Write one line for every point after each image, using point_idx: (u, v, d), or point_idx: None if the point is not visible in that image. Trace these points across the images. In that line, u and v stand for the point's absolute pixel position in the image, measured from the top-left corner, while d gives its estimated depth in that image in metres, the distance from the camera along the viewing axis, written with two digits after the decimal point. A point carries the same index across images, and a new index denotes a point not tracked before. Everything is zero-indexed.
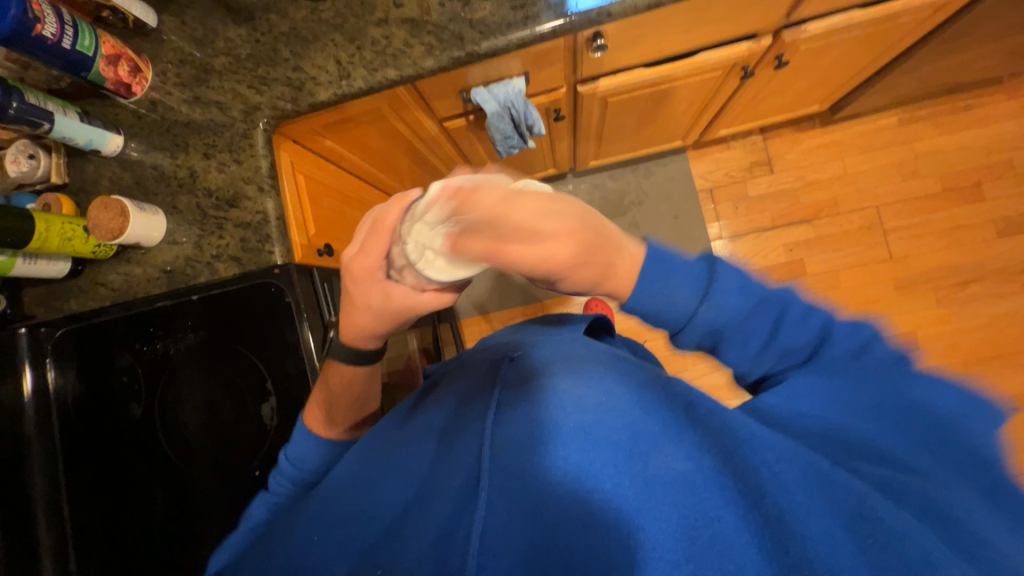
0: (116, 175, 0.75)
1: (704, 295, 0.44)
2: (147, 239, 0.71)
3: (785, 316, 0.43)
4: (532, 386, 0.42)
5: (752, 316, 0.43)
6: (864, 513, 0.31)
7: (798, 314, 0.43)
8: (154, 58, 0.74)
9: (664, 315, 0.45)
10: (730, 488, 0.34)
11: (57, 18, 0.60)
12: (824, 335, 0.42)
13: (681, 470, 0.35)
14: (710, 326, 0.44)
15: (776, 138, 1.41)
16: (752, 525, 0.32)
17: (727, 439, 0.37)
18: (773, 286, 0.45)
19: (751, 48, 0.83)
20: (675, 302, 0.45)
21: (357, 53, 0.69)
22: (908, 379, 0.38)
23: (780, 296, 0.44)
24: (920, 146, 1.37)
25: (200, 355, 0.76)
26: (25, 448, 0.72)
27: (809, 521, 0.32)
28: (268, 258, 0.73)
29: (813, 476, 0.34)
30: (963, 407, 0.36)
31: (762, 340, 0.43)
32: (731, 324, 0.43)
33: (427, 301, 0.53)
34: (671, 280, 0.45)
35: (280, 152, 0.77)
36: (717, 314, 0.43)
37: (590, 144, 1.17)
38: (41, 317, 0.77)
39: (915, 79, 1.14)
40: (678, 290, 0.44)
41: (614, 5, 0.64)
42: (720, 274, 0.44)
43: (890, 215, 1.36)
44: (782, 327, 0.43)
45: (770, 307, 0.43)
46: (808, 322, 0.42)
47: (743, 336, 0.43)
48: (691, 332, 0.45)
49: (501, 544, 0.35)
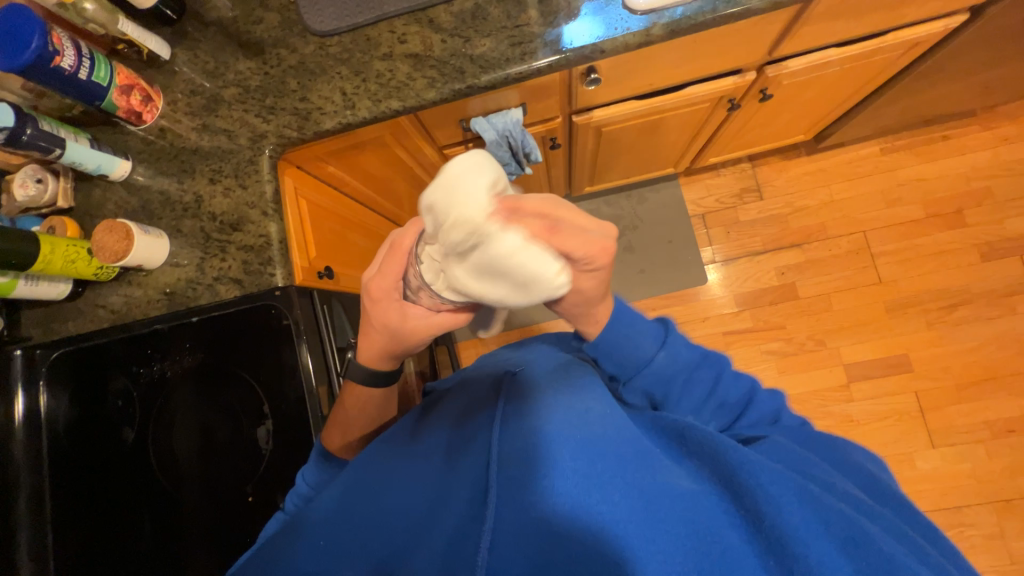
0: (121, 199, 0.76)
1: (662, 345, 0.52)
2: (150, 261, 0.72)
3: (721, 375, 0.53)
4: (535, 408, 0.47)
5: (697, 371, 0.52)
6: (856, 538, 0.33)
7: (730, 378, 0.53)
8: (166, 88, 0.77)
9: (628, 354, 0.52)
10: (731, 511, 0.37)
11: (75, 51, 0.63)
12: (750, 396, 0.52)
13: (684, 488, 0.38)
14: (666, 373, 0.51)
15: (764, 166, 1.46)
16: (754, 546, 0.35)
17: (723, 464, 0.39)
18: (712, 351, 0.55)
19: (736, 82, 0.87)
20: (638, 347, 0.52)
21: (362, 85, 0.73)
22: (818, 434, 0.48)
23: (718, 362, 0.54)
24: (902, 174, 1.42)
25: (198, 378, 0.77)
26: (13, 474, 0.70)
27: (813, 546, 0.33)
28: (269, 280, 0.73)
29: (806, 498, 0.35)
30: (861, 457, 0.46)
31: (703, 394, 0.52)
32: (682, 373, 0.52)
33: (443, 321, 0.54)
34: (637, 325, 0.53)
35: (284, 177, 0.78)
36: (672, 362, 0.52)
37: (585, 171, 1.20)
38: (37, 339, 0.76)
39: (893, 111, 1.20)
40: (642, 335, 0.52)
41: (607, 43, 0.68)
42: (673, 330, 0.54)
43: (878, 240, 1.40)
44: (718, 386, 0.52)
45: (709, 368, 0.53)
46: (737, 383, 0.53)
47: (690, 384, 0.52)
48: (649, 376, 0.52)
49: (511, 554, 0.38)
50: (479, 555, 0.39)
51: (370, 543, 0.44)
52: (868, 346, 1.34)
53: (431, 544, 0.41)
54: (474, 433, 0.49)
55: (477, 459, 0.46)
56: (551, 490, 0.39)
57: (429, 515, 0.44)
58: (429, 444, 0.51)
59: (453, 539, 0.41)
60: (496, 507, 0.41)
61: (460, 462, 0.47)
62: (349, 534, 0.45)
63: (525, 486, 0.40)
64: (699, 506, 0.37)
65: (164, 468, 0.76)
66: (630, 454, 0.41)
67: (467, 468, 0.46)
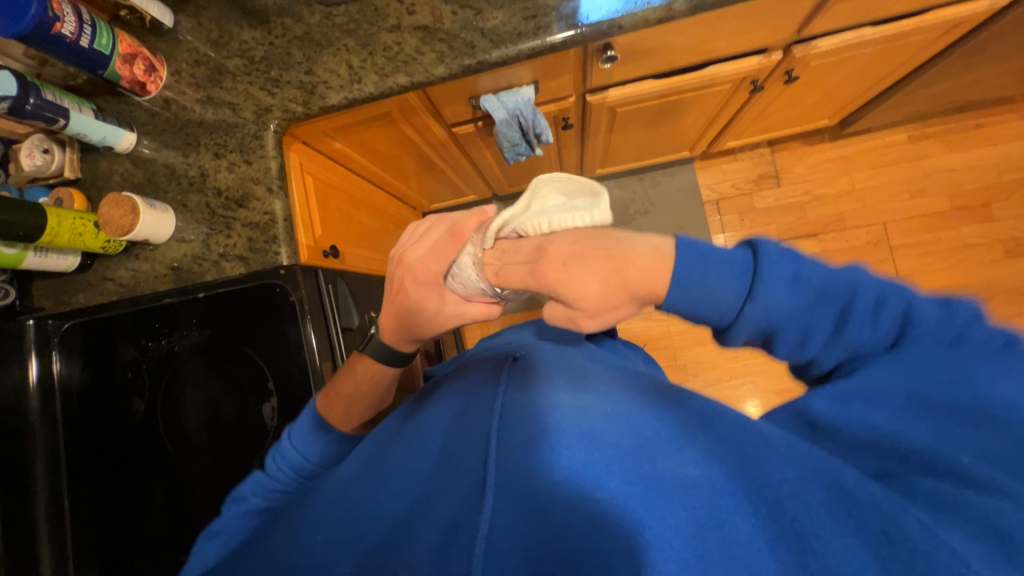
0: (127, 171, 0.75)
1: (749, 295, 0.39)
2: (156, 237, 0.72)
3: (853, 308, 0.37)
4: (535, 396, 0.46)
5: (811, 309, 0.38)
6: (888, 532, 0.31)
7: (869, 305, 0.37)
8: (170, 58, 0.76)
9: (699, 318, 0.42)
10: (743, 497, 0.35)
11: (76, 16, 0.61)
12: (908, 325, 0.36)
13: (691, 475, 0.37)
14: (764, 324, 0.39)
15: (784, 152, 1.41)
16: (766, 533, 0.33)
17: (756, 450, 0.37)
18: (837, 269, 0.39)
19: (761, 62, 0.83)
20: (718, 302, 0.40)
21: (369, 59, 0.70)
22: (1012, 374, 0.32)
23: (844, 287, 0.38)
24: (930, 164, 1.37)
25: (202, 352, 0.77)
26: (30, 440, 0.72)
27: (832, 543, 0.31)
28: (273, 259, 0.72)
29: (832, 491, 0.34)
30: None
31: (825, 336, 0.39)
32: (787, 321, 0.39)
33: (473, 312, 0.52)
34: (709, 277, 0.40)
35: (290, 152, 0.77)
36: (768, 311, 0.39)
37: (597, 153, 1.17)
38: (52, 310, 0.76)
39: (924, 97, 1.14)
40: (719, 285, 0.40)
41: (625, 18, 0.64)
42: (764, 270, 0.39)
43: (897, 232, 1.35)
44: (848, 322, 0.37)
45: (832, 297, 0.38)
46: (883, 310, 0.37)
47: (803, 330, 0.39)
48: (739, 333, 0.41)
49: (503, 547, 0.37)
50: (472, 547, 0.37)
51: (368, 530, 0.44)
52: None
53: (420, 537, 0.40)
54: (476, 419, 0.48)
55: (474, 446, 0.45)
56: (552, 474, 0.38)
57: (422, 504, 0.43)
58: (428, 430, 0.50)
59: (443, 530, 0.40)
60: (491, 499, 0.40)
61: (455, 449, 0.46)
62: (347, 524, 0.45)
63: (522, 475, 0.39)
64: (710, 495, 0.35)
65: (173, 437, 0.77)
66: (629, 445, 0.39)
67: (464, 454, 0.45)
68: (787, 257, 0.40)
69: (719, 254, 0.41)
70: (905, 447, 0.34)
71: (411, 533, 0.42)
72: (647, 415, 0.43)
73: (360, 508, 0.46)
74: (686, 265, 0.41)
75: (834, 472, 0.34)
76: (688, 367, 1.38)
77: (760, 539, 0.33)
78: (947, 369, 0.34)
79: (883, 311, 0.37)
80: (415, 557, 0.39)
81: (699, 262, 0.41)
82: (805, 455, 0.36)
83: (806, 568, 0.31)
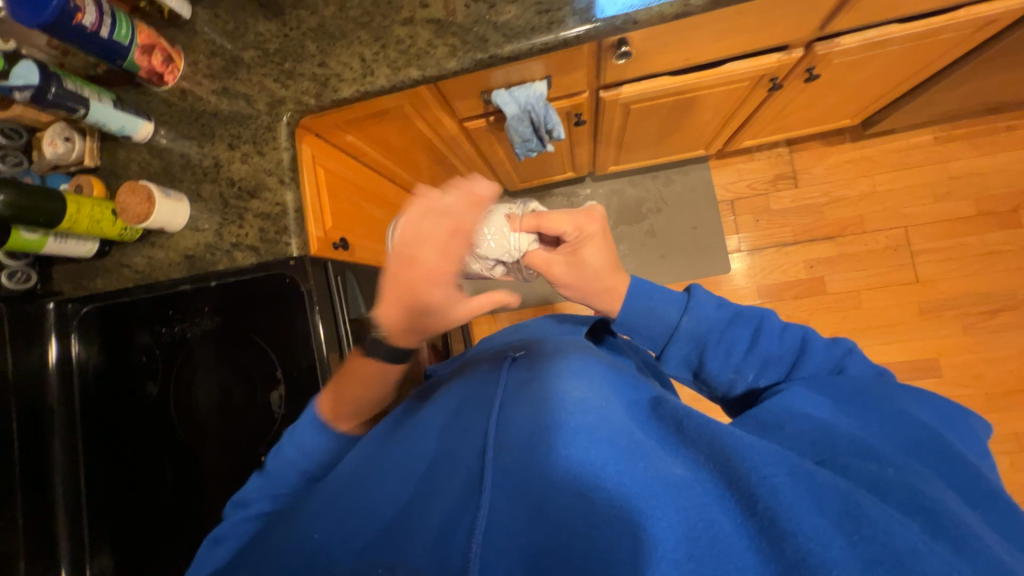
0: (144, 160, 0.77)
1: (685, 309, 0.55)
2: (171, 225, 0.73)
3: (762, 330, 0.53)
4: (532, 393, 0.48)
5: (732, 328, 0.54)
6: (850, 508, 0.32)
7: (774, 330, 0.52)
8: (187, 49, 0.76)
9: (647, 325, 0.57)
10: (726, 497, 0.36)
11: (97, 8, 0.62)
12: (802, 349, 0.51)
13: (678, 475, 0.38)
14: (694, 334, 0.54)
15: (803, 152, 1.37)
16: (747, 529, 0.34)
17: (719, 448, 0.38)
18: (751, 308, 0.55)
19: (781, 60, 0.81)
20: (660, 317, 0.56)
21: (382, 52, 0.70)
22: (897, 396, 0.43)
23: (755, 315, 0.54)
24: (956, 167, 1.32)
25: (213, 339, 0.78)
26: (49, 420, 0.75)
27: (804, 522, 0.32)
28: (284, 249, 0.73)
29: (799, 477, 0.34)
30: (942, 419, 0.42)
31: (743, 350, 0.53)
32: (712, 332, 0.54)
33: (483, 302, 0.58)
34: (657, 294, 0.57)
35: (302, 144, 0.78)
36: (697, 323, 0.54)
37: (611, 149, 1.15)
38: (70, 294, 0.78)
39: (954, 97, 1.10)
40: (662, 304, 0.57)
41: (641, 13, 0.63)
42: (697, 295, 0.56)
43: (919, 237, 1.31)
44: (760, 338, 0.52)
45: (745, 322, 0.54)
46: (786, 335, 0.52)
47: (726, 344, 0.53)
48: (678, 343, 0.55)
49: (505, 544, 0.38)
50: (470, 543, 0.38)
51: (366, 528, 0.44)
52: (897, 347, 1.28)
53: (420, 534, 0.41)
54: (473, 416, 0.50)
55: (472, 442, 0.47)
56: (550, 471, 0.40)
57: (421, 500, 0.44)
58: (427, 426, 0.52)
59: (443, 525, 0.41)
60: (490, 497, 0.41)
61: (453, 447, 0.48)
62: (346, 515, 0.46)
63: (521, 473, 0.41)
64: (692, 494, 0.36)
65: (185, 424, 0.78)
66: (623, 444, 0.40)
67: (463, 450, 0.47)
68: (712, 295, 0.56)
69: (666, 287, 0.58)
70: (841, 435, 0.39)
71: (407, 535, 0.42)
72: (634, 419, 0.44)
73: (359, 500, 0.47)
74: (643, 287, 0.58)
75: (796, 458, 0.36)
76: None
77: (743, 536, 0.33)
78: (844, 386, 0.45)
79: (786, 334, 0.52)
80: (416, 553, 0.40)
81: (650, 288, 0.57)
82: (771, 447, 0.37)
83: (783, 555, 0.31)
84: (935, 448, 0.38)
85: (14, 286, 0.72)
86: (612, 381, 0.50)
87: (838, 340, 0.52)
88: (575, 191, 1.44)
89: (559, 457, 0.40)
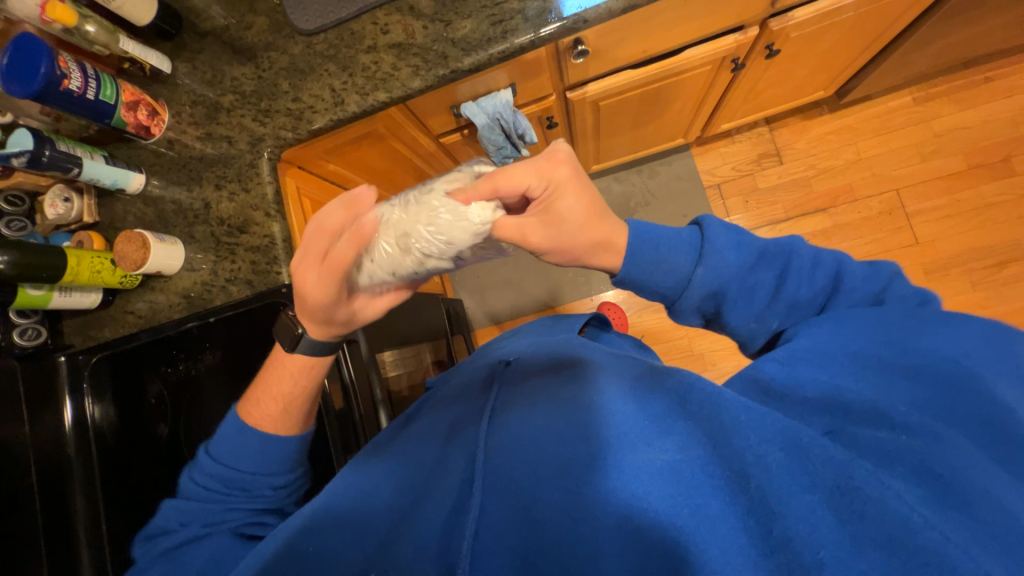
0: (139, 211, 0.80)
1: (700, 256, 0.51)
2: (168, 267, 0.77)
3: (786, 269, 0.51)
4: (519, 397, 0.50)
5: (754, 270, 0.50)
6: (841, 485, 0.33)
7: (801, 267, 0.51)
8: (170, 101, 0.81)
9: (658, 283, 0.52)
10: (718, 475, 0.38)
11: (82, 72, 0.66)
12: (835, 284, 0.50)
13: (669, 460, 0.39)
14: (712, 284, 0.50)
15: (783, 129, 1.38)
16: (737, 507, 0.36)
17: (719, 423, 0.39)
18: (776, 244, 0.52)
19: (739, 40, 0.83)
20: (674, 268, 0.51)
21: (349, 80, 0.73)
22: (923, 332, 0.40)
23: (780, 253, 0.51)
24: (940, 125, 1.32)
25: (217, 373, 0.81)
26: (69, 474, 0.72)
27: (792, 502, 0.34)
28: (276, 278, 0.76)
29: (791, 454, 0.35)
30: (984, 348, 0.38)
31: (766, 295, 0.51)
32: (733, 278, 0.50)
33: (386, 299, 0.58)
34: (664, 244, 0.52)
35: (286, 178, 0.81)
36: (716, 272, 0.50)
37: (590, 148, 1.17)
38: (79, 345, 0.81)
39: (923, 57, 1.10)
40: (673, 256, 0.51)
41: (589, 11, 0.66)
42: (712, 238, 0.51)
43: (912, 197, 1.30)
44: (786, 279, 0.50)
45: (768, 263, 0.51)
46: (813, 273, 0.50)
47: (748, 290, 0.50)
48: (693, 295, 0.51)
49: (495, 543, 0.42)
50: (464, 543, 0.43)
51: (368, 533, 0.46)
52: None
53: (421, 536, 0.45)
54: (468, 422, 0.52)
55: (465, 448, 0.49)
56: (537, 473, 0.43)
57: (418, 506, 0.47)
58: (423, 432, 0.54)
59: (443, 526, 0.45)
60: (481, 500, 0.44)
61: (448, 452, 0.50)
62: (336, 524, 0.46)
63: (509, 476, 0.44)
64: (683, 479, 0.38)
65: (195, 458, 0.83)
66: (611, 438, 0.42)
67: (456, 456, 0.49)
68: (731, 232, 0.52)
69: (674, 233, 0.53)
70: (853, 401, 0.38)
71: (401, 533, 0.46)
72: (632, 403, 0.45)
73: (350, 505, 0.47)
74: (649, 240, 0.53)
75: (795, 432, 0.36)
76: (705, 357, 1.35)
77: (731, 516, 0.35)
78: (875, 320, 0.44)
79: (818, 269, 0.50)
80: (416, 552, 0.44)
81: (660, 240, 0.52)
82: (768, 419, 0.37)
83: (769, 536, 0.34)
84: (958, 398, 0.36)
85: (25, 342, 0.75)
86: (607, 370, 0.50)
87: (877, 268, 0.50)
88: None
89: (546, 459, 0.44)
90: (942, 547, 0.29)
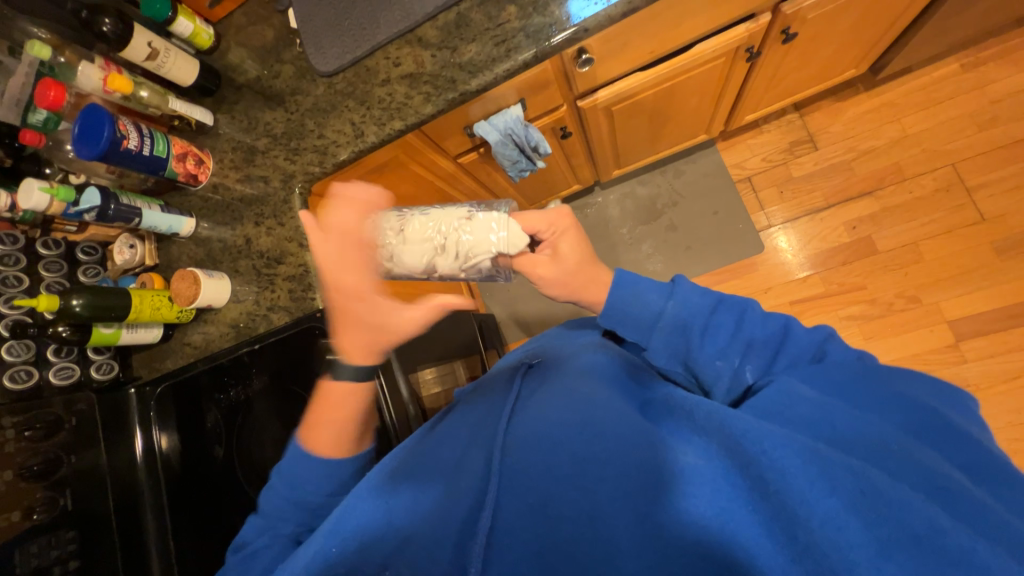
0: (192, 251, 0.88)
1: (670, 296, 0.54)
2: (217, 301, 0.83)
3: (744, 315, 0.50)
4: (535, 398, 0.51)
5: (713, 315, 0.51)
6: (864, 489, 0.31)
7: (756, 316, 0.50)
8: (214, 149, 0.89)
9: (633, 316, 0.54)
10: (740, 483, 0.36)
11: (138, 132, 0.75)
12: (784, 334, 0.48)
13: (691, 463, 0.38)
14: (678, 321, 0.52)
15: (815, 113, 1.31)
16: (760, 514, 0.34)
17: (728, 431, 0.38)
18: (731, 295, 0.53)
19: (751, 28, 0.81)
20: (644, 303, 0.54)
21: (367, 113, 0.78)
22: (885, 373, 0.40)
23: (736, 304, 0.52)
24: (996, 90, 1.21)
25: (267, 395, 0.81)
26: (139, 496, 0.79)
27: (817, 504, 0.32)
28: (311, 304, 0.81)
29: (810, 458, 0.34)
30: (941, 393, 0.38)
31: (727, 335, 0.50)
32: (696, 319, 0.51)
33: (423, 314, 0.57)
34: (642, 281, 0.55)
35: (316, 211, 0.86)
36: (681, 309, 0.52)
37: (607, 154, 1.16)
38: (146, 377, 0.89)
39: (964, 19, 1.03)
40: (649, 293, 0.54)
41: (589, 21, 0.67)
42: (681, 284, 0.54)
43: (971, 171, 1.20)
44: (743, 325, 0.50)
45: (727, 310, 0.52)
46: (767, 321, 0.50)
47: (709, 330, 0.50)
48: (662, 330, 0.52)
49: (512, 541, 0.42)
50: (481, 540, 0.43)
51: (389, 537, 0.48)
52: (977, 298, 1.14)
53: (436, 538, 0.46)
54: (483, 430, 0.52)
55: (484, 448, 0.50)
56: (552, 470, 0.43)
57: (438, 507, 0.48)
58: (442, 434, 0.55)
59: (463, 526, 0.46)
60: (498, 498, 0.44)
61: (469, 452, 0.51)
62: (363, 538, 0.48)
63: (525, 473, 0.44)
64: (706, 481, 0.37)
65: (252, 481, 0.80)
66: (628, 434, 0.42)
67: (474, 457, 0.50)
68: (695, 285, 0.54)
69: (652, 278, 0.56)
70: (846, 424, 0.36)
71: (419, 534, 0.47)
72: (645, 410, 0.45)
73: (371, 519, 0.49)
74: (628, 280, 0.57)
75: (808, 441, 0.35)
76: None
77: (755, 520, 0.34)
78: (850, 364, 0.42)
79: (770, 319, 0.50)
80: (433, 553, 0.45)
81: (633, 278, 0.56)
82: (778, 430, 0.36)
83: (794, 541, 0.32)
84: (937, 421, 0.35)
85: (101, 377, 0.83)
86: (620, 377, 0.50)
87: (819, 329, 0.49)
88: (586, 202, 1.44)
89: (562, 456, 0.43)
90: (968, 546, 0.28)
